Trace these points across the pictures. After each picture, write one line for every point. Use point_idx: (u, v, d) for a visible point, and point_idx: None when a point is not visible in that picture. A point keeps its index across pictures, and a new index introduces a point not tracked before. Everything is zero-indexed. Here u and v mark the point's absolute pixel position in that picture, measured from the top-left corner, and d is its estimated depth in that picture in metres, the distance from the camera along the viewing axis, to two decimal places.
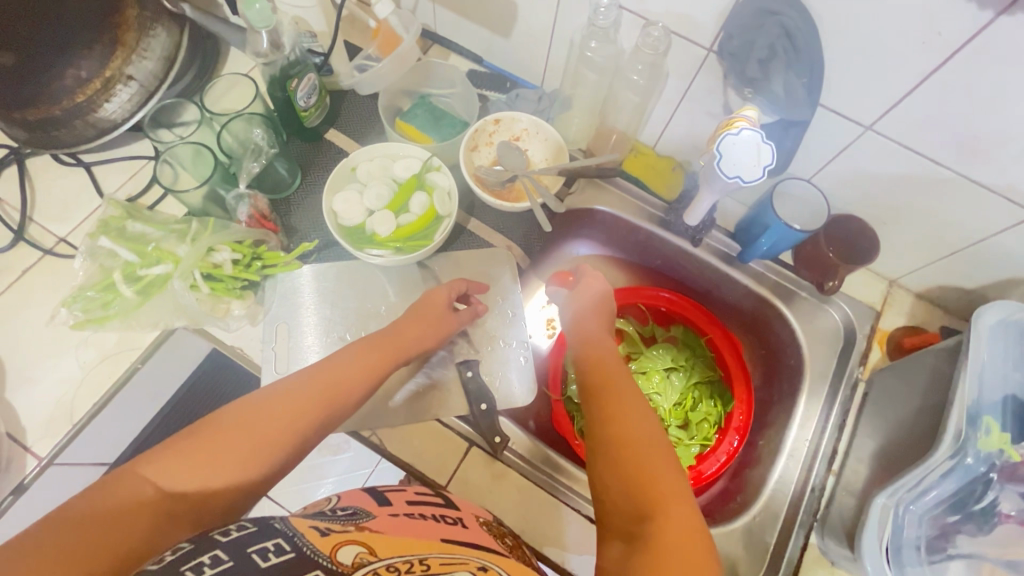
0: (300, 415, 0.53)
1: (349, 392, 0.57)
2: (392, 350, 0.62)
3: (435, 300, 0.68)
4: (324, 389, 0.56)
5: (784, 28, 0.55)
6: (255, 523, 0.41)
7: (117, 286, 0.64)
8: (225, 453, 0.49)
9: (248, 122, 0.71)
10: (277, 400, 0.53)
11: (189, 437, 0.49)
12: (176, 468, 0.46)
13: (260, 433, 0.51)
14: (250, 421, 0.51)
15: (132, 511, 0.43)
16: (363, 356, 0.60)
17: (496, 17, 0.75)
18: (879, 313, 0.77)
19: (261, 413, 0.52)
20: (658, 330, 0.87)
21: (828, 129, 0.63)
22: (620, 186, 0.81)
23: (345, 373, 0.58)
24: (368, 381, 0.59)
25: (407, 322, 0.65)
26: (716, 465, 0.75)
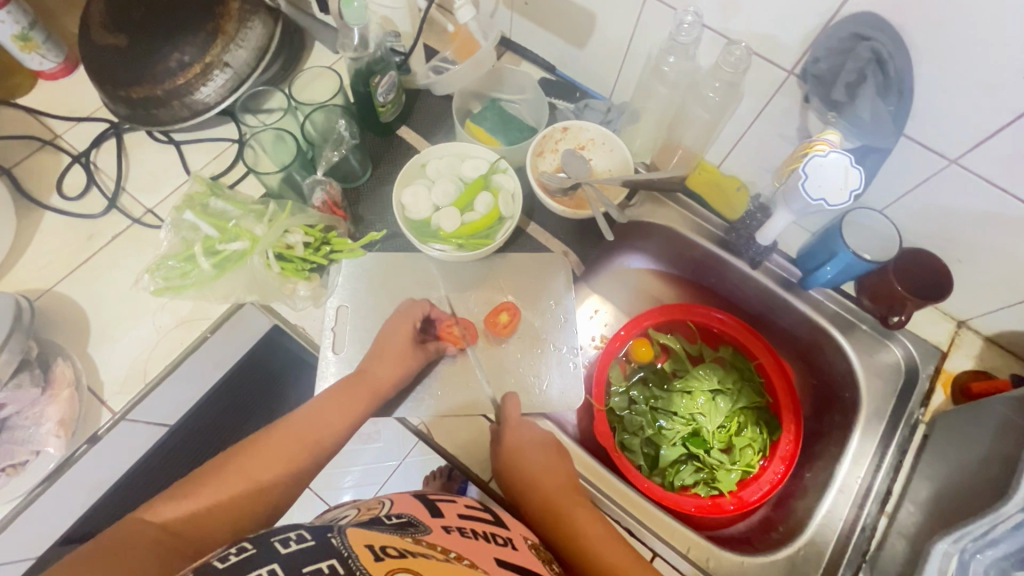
0: (284, 452, 0.56)
1: (329, 427, 0.59)
2: (368, 388, 0.64)
3: (402, 329, 0.68)
4: (305, 427, 0.59)
5: (875, 53, 0.54)
6: (314, 537, 0.40)
7: (196, 258, 0.67)
8: (214, 493, 0.52)
9: (329, 114, 0.75)
10: (257, 445, 0.56)
11: (183, 485, 0.52)
12: (175, 508, 0.50)
13: (244, 475, 0.54)
14: (234, 465, 0.54)
15: (135, 542, 0.45)
16: (340, 394, 0.62)
17: (573, 28, 0.77)
18: (945, 354, 0.74)
19: (244, 458, 0.55)
20: (705, 350, 0.86)
21: (910, 161, 0.62)
22: (682, 203, 0.81)
23: (322, 416, 0.60)
24: (348, 417, 0.61)
25: (379, 357, 0.66)
26: (759, 493, 0.74)
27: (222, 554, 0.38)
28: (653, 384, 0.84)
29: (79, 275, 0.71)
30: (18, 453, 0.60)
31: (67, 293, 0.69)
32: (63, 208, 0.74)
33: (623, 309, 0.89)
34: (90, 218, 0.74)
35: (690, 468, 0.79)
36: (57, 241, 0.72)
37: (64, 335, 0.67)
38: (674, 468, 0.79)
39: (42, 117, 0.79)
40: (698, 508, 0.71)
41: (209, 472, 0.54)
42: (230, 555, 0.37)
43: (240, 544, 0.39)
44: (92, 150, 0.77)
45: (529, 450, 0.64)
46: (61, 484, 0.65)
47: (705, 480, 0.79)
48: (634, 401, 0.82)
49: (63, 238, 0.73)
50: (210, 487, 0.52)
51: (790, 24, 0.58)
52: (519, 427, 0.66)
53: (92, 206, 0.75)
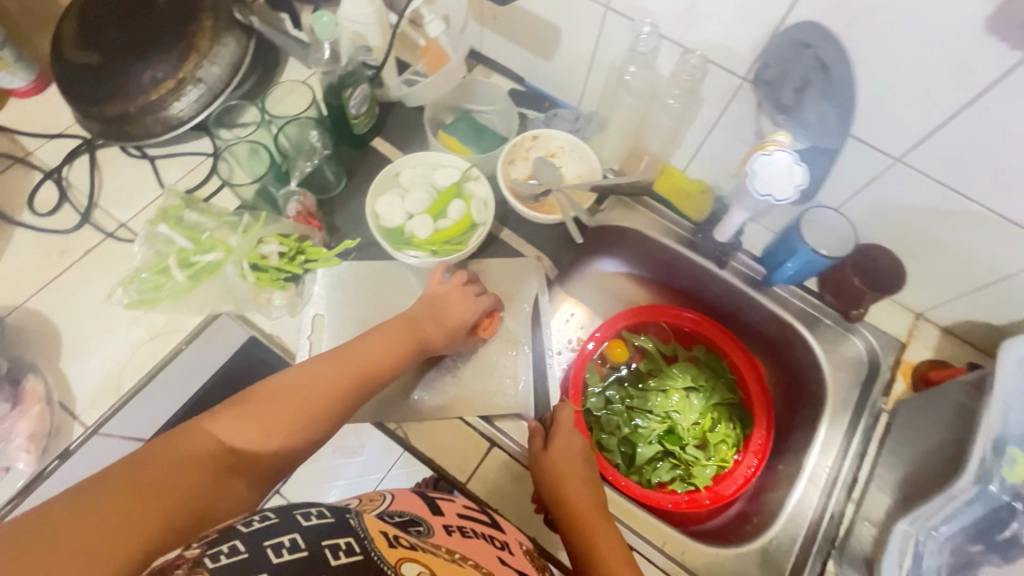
0: (338, 387, 0.56)
1: (380, 370, 0.60)
2: (420, 336, 0.65)
3: (456, 297, 0.69)
4: (357, 365, 0.58)
5: (819, 61, 0.58)
6: (332, 515, 0.41)
7: (170, 270, 0.68)
8: (271, 417, 0.51)
9: (303, 126, 0.76)
10: (316, 372, 0.56)
11: (243, 399, 0.52)
12: (226, 427, 0.49)
13: (304, 404, 0.53)
14: (293, 390, 0.54)
15: (203, 460, 0.45)
16: (392, 335, 0.63)
17: (538, 41, 0.80)
18: (904, 345, 0.77)
19: (299, 382, 0.54)
20: (679, 350, 0.88)
21: (859, 161, 0.65)
22: (649, 206, 0.84)
23: (375, 350, 0.61)
24: (394, 359, 0.62)
25: (432, 314, 0.67)
26: (734, 487, 0.76)
27: (246, 518, 0.38)
28: (629, 384, 0.86)
29: (51, 291, 0.70)
30: None
31: (38, 308, 0.69)
32: (35, 224, 0.74)
33: (597, 312, 0.91)
34: (63, 233, 0.74)
35: (667, 465, 0.80)
36: (29, 257, 0.72)
37: (38, 349, 0.67)
38: (651, 466, 0.81)
39: (13, 134, 0.79)
40: (675, 503, 0.73)
41: (264, 393, 0.53)
42: (255, 521, 0.37)
43: (262, 512, 0.38)
44: (65, 167, 0.78)
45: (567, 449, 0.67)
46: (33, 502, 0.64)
47: (682, 476, 0.80)
48: (610, 401, 0.84)
49: (35, 254, 0.72)
50: (267, 411, 0.51)
51: (740, 32, 0.61)
52: (570, 433, 0.69)
53: (63, 222, 0.75)
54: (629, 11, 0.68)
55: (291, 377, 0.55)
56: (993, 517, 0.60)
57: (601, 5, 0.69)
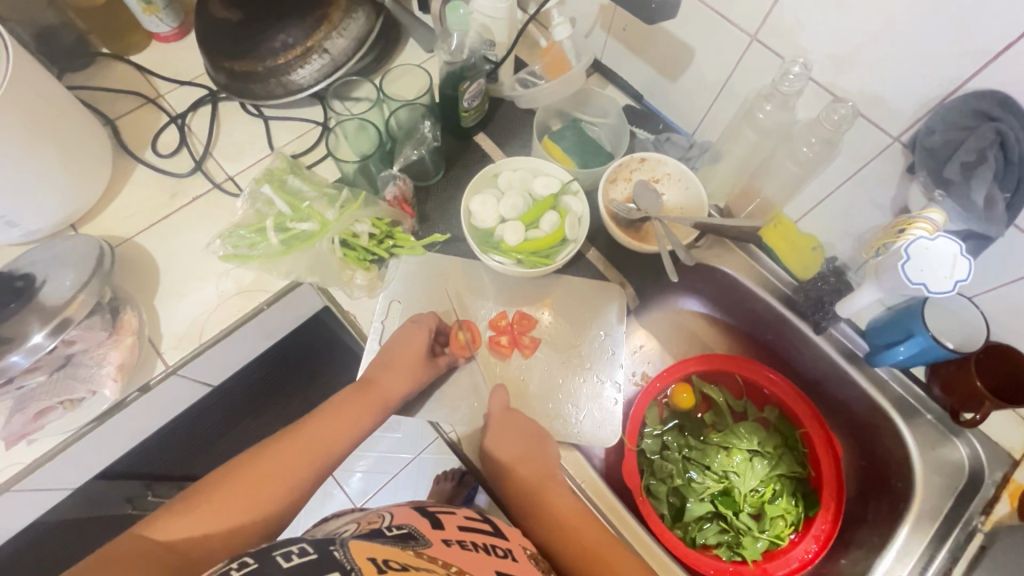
0: (285, 464, 0.57)
1: (328, 440, 0.60)
2: (374, 395, 0.64)
3: (415, 338, 0.68)
4: (307, 439, 0.59)
5: (999, 136, 0.50)
6: (316, 550, 0.39)
7: (267, 231, 0.70)
8: (215, 516, 0.51)
9: (413, 111, 0.75)
10: (268, 452, 0.57)
11: (185, 501, 0.52)
12: (171, 525, 0.50)
13: (250, 497, 0.53)
14: (234, 485, 0.54)
15: (140, 561, 0.46)
16: (346, 402, 0.64)
17: (666, 59, 0.76)
18: (1017, 463, 0.68)
19: (245, 474, 0.55)
20: (750, 409, 0.82)
21: (1016, 253, 0.57)
22: (751, 253, 0.78)
23: (325, 427, 0.61)
24: (345, 429, 0.62)
25: (388, 365, 0.66)
26: (785, 569, 0.71)
27: (224, 569, 0.37)
28: (689, 433, 0.82)
29: (157, 230, 0.74)
30: (76, 390, 0.62)
31: (144, 244, 0.73)
32: (154, 163, 0.78)
33: (667, 349, 0.86)
34: (177, 176, 0.77)
35: (715, 528, 0.76)
36: (144, 194, 0.76)
37: (136, 284, 0.71)
38: (698, 524, 0.76)
39: (150, 75, 0.84)
40: (717, 571, 0.69)
41: (205, 493, 0.53)
42: (231, 570, 0.36)
43: (241, 559, 0.38)
44: (189, 114, 0.82)
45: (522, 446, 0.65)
46: (109, 426, 0.67)
47: (729, 542, 0.75)
48: (666, 446, 0.80)
49: (150, 192, 0.77)
50: (219, 503, 0.52)
51: (906, 88, 0.55)
52: (511, 422, 0.67)
53: (179, 166, 0.78)
54: (779, 46, 0.62)
55: (235, 464, 0.56)
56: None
57: (748, 34, 0.64)
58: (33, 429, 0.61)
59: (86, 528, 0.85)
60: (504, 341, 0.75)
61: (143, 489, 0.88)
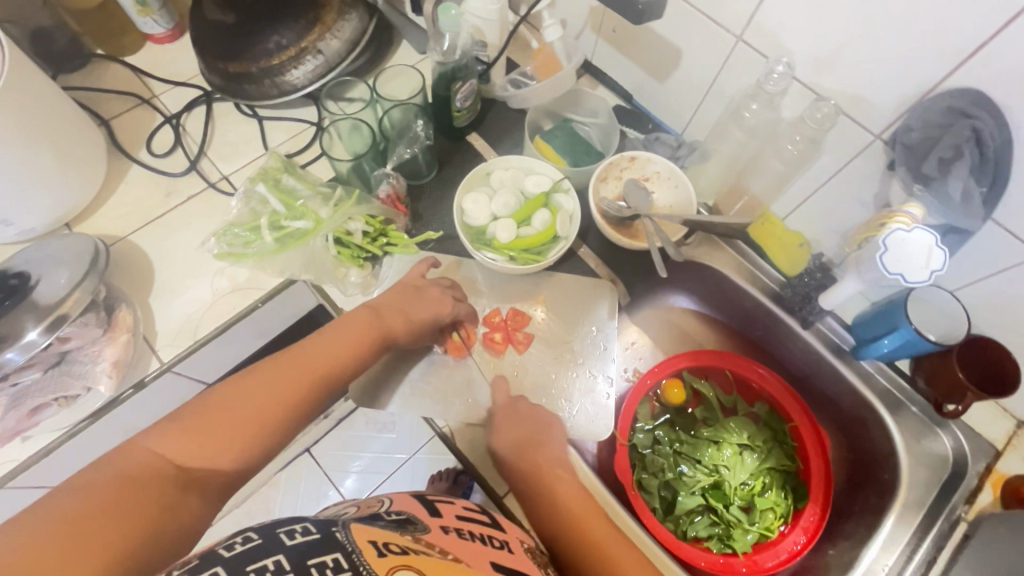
0: (292, 381, 0.55)
1: (339, 359, 0.58)
2: (379, 328, 0.63)
3: (430, 292, 0.69)
4: (314, 357, 0.57)
5: (975, 133, 0.52)
6: (319, 531, 0.41)
7: (261, 230, 0.70)
8: (216, 432, 0.50)
9: (407, 111, 0.77)
10: (270, 371, 0.55)
11: (186, 414, 0.50)
12: (177, 442, 0.48)
13: (256, 420, 0.51)
14: (238, 402, 0.52)
15: (149, 481, 0.44)
16: (353, 322, 0.62)
17: (655, 60, 0.77)
18: (999, 453, 0.69)
19: (251, 386, 0.53)
20: (740, 404, 0.83)
21: (994, 246, 0.59)
22: (740, 250, 0.79)
23: (332, 342, 0.59)
24: (358, 348, 0.60)
25: (402, 308, 0.66)
26: (775, 561, 0.73)
27: (228, 542, 0.38)
28: (680, 428, 0.83)
29: (152, 229, 0.75)
30: (70, 387, 0.63)
31: (138, 243, 0.74)
32: (148, 163, 0.79)
33: (658, 346, 0.88)
34: (172, 176, 0.78)
35: (706, 521, 0.77)
36: (138, 194, 0.77)
37: (131, 282, 0.71)
38: (689, 517, 0.77)
39: (144, 76, 0.84)
40: (709, 564, 0.70)
41: (208, 404, 0.51)
42: (236, 544, 0.38)
43: (245, 534, 0.39)
44: (183, 114, 0.82)
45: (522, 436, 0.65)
46: (103, 423, 0.68)
47: (720, 535, 0.76)
48: (658, 441, 0.81)
49: (144, 192, 0.77)
50: (224, 422, 0.50)
51: (886, 86, 0.57)
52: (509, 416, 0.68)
53: (173, 165, 0.79)
54: (763, 46, 0.64)
55: (236, 380, 0.54)
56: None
57: (733, 35, 0.66)
58: (27, 426, 0.62)
59: None
60: (499, 338, 0.76)
61: None
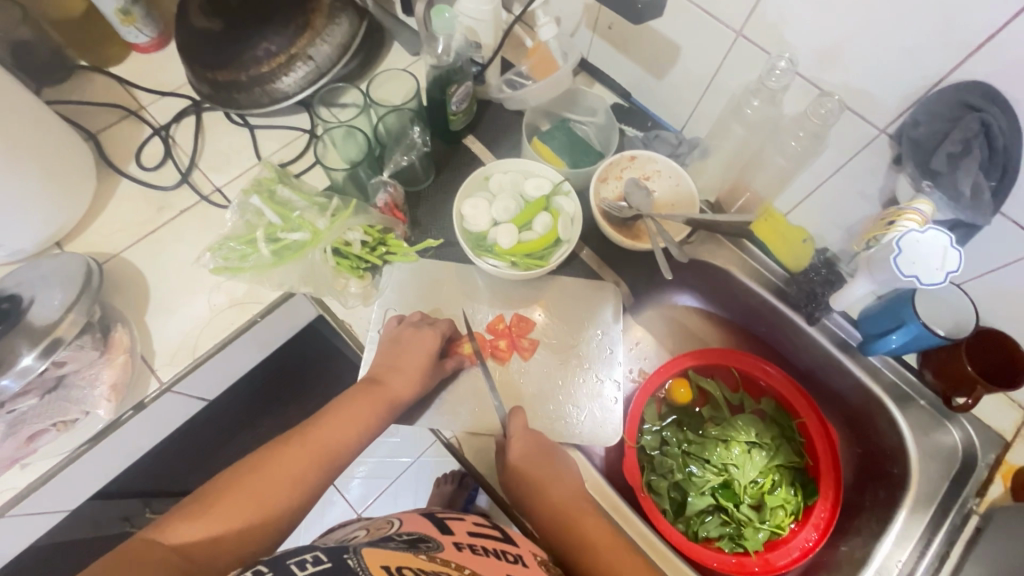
0: (295, 471, 0.56)
1: (342, 440, 0.59)
2: (382, 398, 0.63)
3: (426, 342, 0.67)
4: (319, 440, 0.58)
5: (984, 126, 0.51)
6: (330, 559, 0.40)
7: (257, 243, 0.69)
8: (223, 517, 0.51)
9: (401, 116, 0.76)
10: (277, 458, 0.56)
11: (198, 502, 0.52)
12: (182, 527, 0.49)
13: (257, 502, 0.52)
14: (243, 487, 0.53)
15: (153, 562, 0.44)
16: (354, 398, 0.63)
17: (652, 56, 0.76)
18: (1008, 444, 0.69)
19: (261, 473, 0.54)
20: (746, 401, 0.83)
21: (1002, 240, 0.58)
22: (744, 248, 0.78)
23: (334, 426, 0.60)
24: (361, 428, 0.61)
25: (395, 368, 0.65)
26: (788, 559, 0.72)
27: None
28: (687, 427, 0.82)
29: (145, 245, 0.73)
30: (69, 411, 0.61)
31: (132, 260, 0.72)
32: (138, 177, 0.77)
33: (663, 346, 0.87)
34: (163, 189, 0.76)
35: (716, 520, 0.77)
36: (130, 209, 0.75)
37: (126, 300, 0.70)
38: (700, 517, 0.77)
39: (130, 87, 0.82)
40: (721, 564, 0.69)
41: (220, 491, 0.53)
42: None
43: (255, 568, 0.38)
44: (172, 125, 0.80)
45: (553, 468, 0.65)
46: (104, 446, 0.66)
47: (731, 535, 0.76)
48: (666, 442, 0.80)
49: (136, 207, 0.75)
50: (227, 507, 0.51)
51: (891, 80, 0.56)
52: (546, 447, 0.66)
53: (164, 178, 0.77)
54: (764, 42, 0.63)
55: (247, 466, 0.55)
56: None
57: (733, 30, 0.64)
58: (25, 453, 0.61)
59: (85, 550, 0.84)
60: (504, 345, 0.74)
61: (142, 507, 0.88)
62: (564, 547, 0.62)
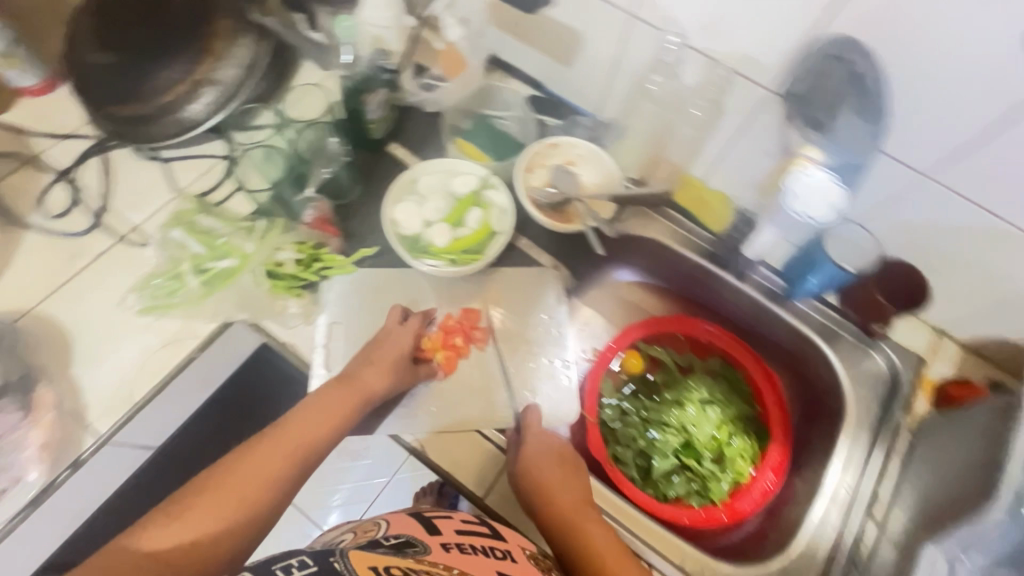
0: (271, 466, 0.55)
1: (319, 431, 0.59)
2: (356, 390, 0.63)
3: (403, 337, 0.69)
4: (295, 433, 0.58)
5: (851, 72, 0.57)
6: (316, 562, 0.41)
7: (183, 277, 0.70)
8: (200, 518, 0.51)
9: (319, 131, 0.78)
10: (253, 453, 0.56)
11: (173, 505, 0.52)
12: (155, 533, 0.49)
13: (235, 500, 0.53)
14: (218, 487, 0.53)
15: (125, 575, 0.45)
16: (331, 392, 0.63)
17: (557, 46, 0.78)
18: (925, 362, 0.76)
19: (236, 472, 0.54)
20: (695, 362, 0.86)
21: (887, 175, 0.64)
22: (670, 217, 0.82)
23: (309, 418, 0.60)
24: (336, 419, 0.61)
25: (370, 361, 0.66)
26: (751, 503, 0.76)
27: None
28: (643, 396, 0.85)
29: (62, 296, 0.69)
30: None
31: (49, 313, 0.68)
32: (45, 226, 0.73)
33: (611, 322, 0.90)
34: (74, 236, 0.72)
35: (683, 479, 0.80)
36: (39, 260, 0.71)
37: (49, 356, 0.66)
38: (666, 479, 0.80)
39: (24, 134, 0.78)
40: (692, 519, 0.73)
41: (195, 493, 0.53)
42: None
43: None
44: (76, 168, 0.76)
45: (552, 464, 0.66)
46: (43, 513, 0.63)
47: (697, 490, 0.79)
48: (626, 413, 0.83)
49: (46, 257, 0.71)
50: (201, 508, 0.52)
51: (769, 42, 0.60)
52: (543, 439, 0.68)
53: (74, 224, 0.73)
54: (654, 20, 0.66)
55: (223, 467, 0.55)
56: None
57: (624, 13, 0.68)
58: None
59: None
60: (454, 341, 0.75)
61: None
62: (558, 541, 0.62)
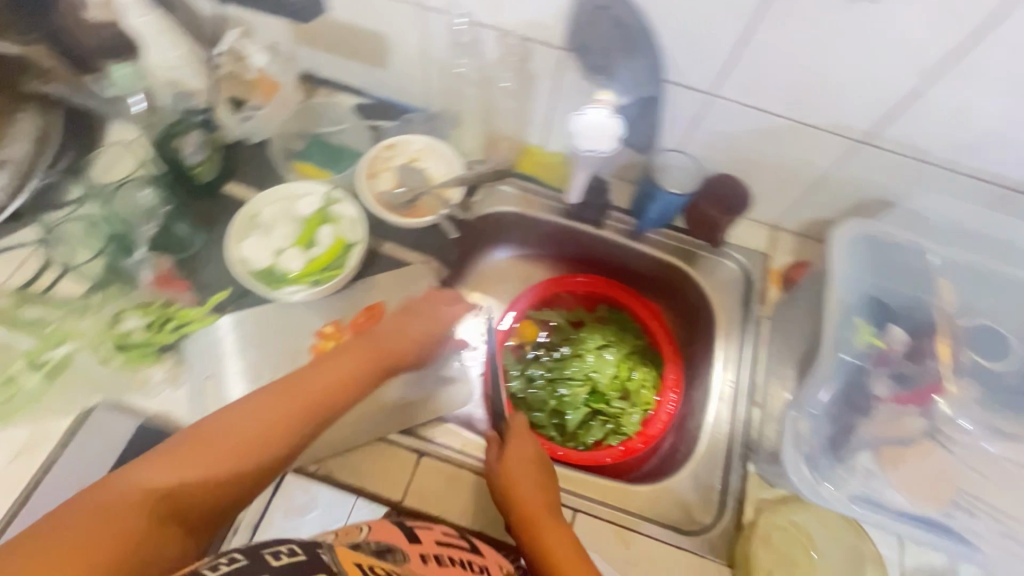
0: (290, 414, 0.54)
1: (363, 382, 0.61)
2: (374, 351, 0.64)
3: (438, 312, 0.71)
4: (334, 380, 0.58)
5: (614, 17, 0.63)
6: (305, 550, 0.39)
7: (20, 377, 0.64)
8: (207, 462, 0.48)
9: (134, 187, 0.74)
10: (280, 393, 0.55)
11: (179, 445, 0.49)
12: (152, 470, 0.47)
13: (247, 441, 0.51)
14: (238, 425, 0.51)
15: (133, 509, 0.43)
16: (361, 351, 0.63)
17: (364, 50, 0.79)
18: (769, 256, 0.84)
19: (267, 409, 0.53)
20: (585, 314, 0.91)
21: (680, 101, 0.70)
22: (520, 187, 0.86)
23: (353, 363, 0.61)
24: (352, 383, 0.59)
25: (407, 322, 0.69)
26: (659, 424, 0.81)
27: (212, 563, 0.35)
28: (547, 359, 0.88)
29: None
30: None
31: None
32: None
33: (501, 300, 0.92)
34: None
35: (598, 423, 0.84)
36: None
37: None
38: (584, 428, 0.84)
39: None
40: (612, 456, 0.78)
41: (197, 435, 0.50)
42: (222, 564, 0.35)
43: (230, 555, 0.36)
44: None
45: (524, 464, 0.67)
46: None
47: (613, 430, 0.84)
48: (534, 379, 0.86)
49: None
50: (209, 450, 0.49)
51: (542, 4, 0.64)
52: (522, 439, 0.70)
53: None
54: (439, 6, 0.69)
55: (226, 411, 0.53)
56: (855, 385, 0.66)
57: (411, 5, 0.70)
58: None
59: None
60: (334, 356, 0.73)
61: None
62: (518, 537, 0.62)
